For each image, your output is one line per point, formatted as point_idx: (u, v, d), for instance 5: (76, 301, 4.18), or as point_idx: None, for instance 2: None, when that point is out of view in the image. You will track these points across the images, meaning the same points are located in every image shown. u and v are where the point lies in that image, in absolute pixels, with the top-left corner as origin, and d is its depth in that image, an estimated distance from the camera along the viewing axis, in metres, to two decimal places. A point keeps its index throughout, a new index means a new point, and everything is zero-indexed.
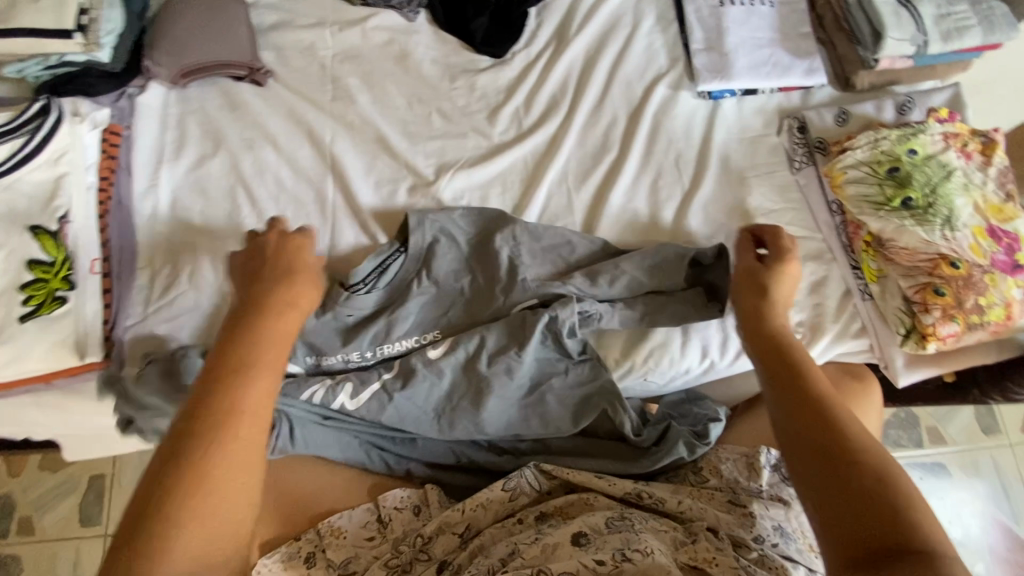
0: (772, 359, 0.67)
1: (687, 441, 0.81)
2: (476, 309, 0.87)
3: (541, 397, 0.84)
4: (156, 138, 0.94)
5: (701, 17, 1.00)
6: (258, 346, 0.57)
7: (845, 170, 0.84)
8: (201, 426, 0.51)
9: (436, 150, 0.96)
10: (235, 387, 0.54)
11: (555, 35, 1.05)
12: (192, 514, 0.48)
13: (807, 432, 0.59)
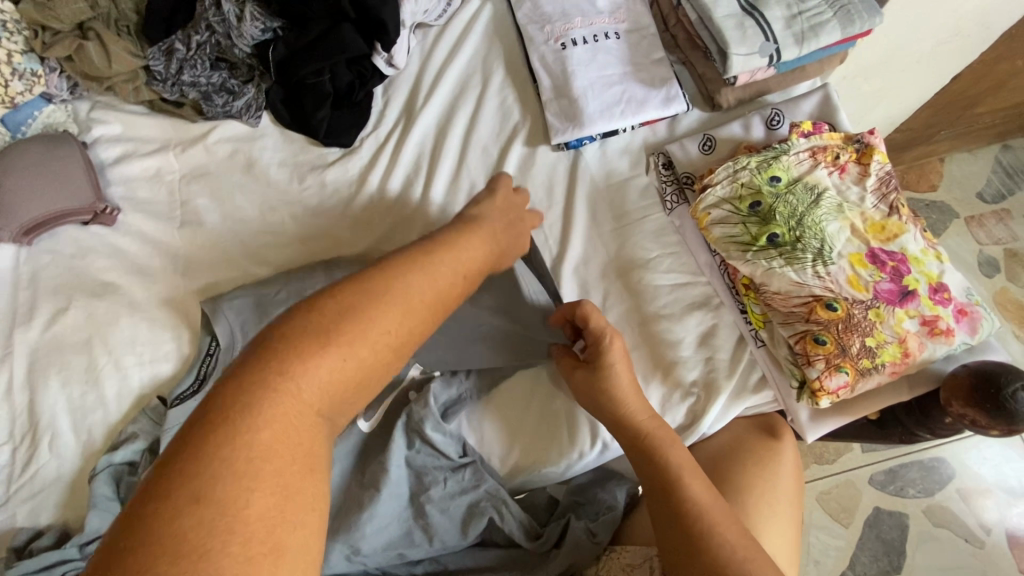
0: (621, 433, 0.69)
1: (580, 538, 0.74)
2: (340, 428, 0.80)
3: (422, 516, 0.75)
4: (9, 303, 0.92)
5: (546, 63, 0.94)
6: (405, 285, 0.57)
7: (708, 211, 0.76)
8: (281, 367, 0.48)
9: (292, 259, 0.91)
10: (341, 324, 0.52)
11: (404, 111, 1.00)
12: (350, 353, 0.51)
13: (658, 500, 0.64)
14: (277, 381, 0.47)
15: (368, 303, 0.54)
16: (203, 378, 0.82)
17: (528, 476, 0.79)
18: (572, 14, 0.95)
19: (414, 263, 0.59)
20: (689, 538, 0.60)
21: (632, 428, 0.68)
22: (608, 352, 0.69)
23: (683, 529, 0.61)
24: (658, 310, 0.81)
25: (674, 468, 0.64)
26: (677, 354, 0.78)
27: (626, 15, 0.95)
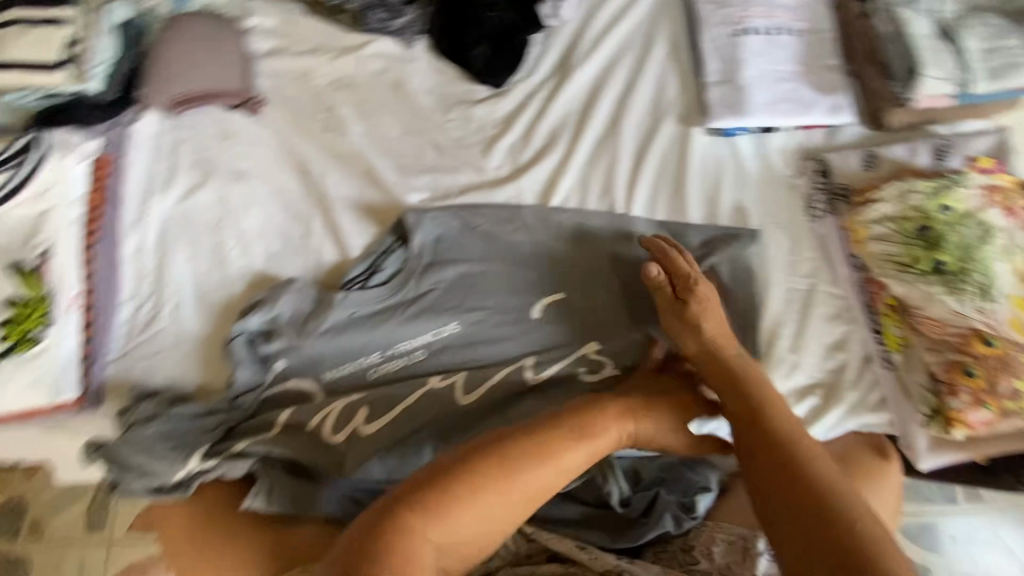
0: (724, 380, 0.69)
1: (675, 515, 0.76)
2: (469, 354, 0.82)
3: None
4: (148, 169, 0.93)
5: (717, 46, 0.92)
6: (580, 443, 0.67)
7: (869, 226, 0.76)
8: (476, 481, 0.61)
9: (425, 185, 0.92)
10: (535, 467, 0.64)
11: (559, 63, 0.98)
12: (498, 472, 0.62)
13: (760, 463, 0.60)
14: (439, 503, 0.59)
15: (517, 474, 0.63)
16: (375, 269, 0.85)
17: (626, 442, 0.81)
18: (754, 1, 0.93)
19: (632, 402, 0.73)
20: (800, 485, 0.57)
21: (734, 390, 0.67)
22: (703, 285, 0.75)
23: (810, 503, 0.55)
24: (790, 314, 0.81)
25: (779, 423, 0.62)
26: (802, 357, 0.78)
27: (808, 13, 0.93)
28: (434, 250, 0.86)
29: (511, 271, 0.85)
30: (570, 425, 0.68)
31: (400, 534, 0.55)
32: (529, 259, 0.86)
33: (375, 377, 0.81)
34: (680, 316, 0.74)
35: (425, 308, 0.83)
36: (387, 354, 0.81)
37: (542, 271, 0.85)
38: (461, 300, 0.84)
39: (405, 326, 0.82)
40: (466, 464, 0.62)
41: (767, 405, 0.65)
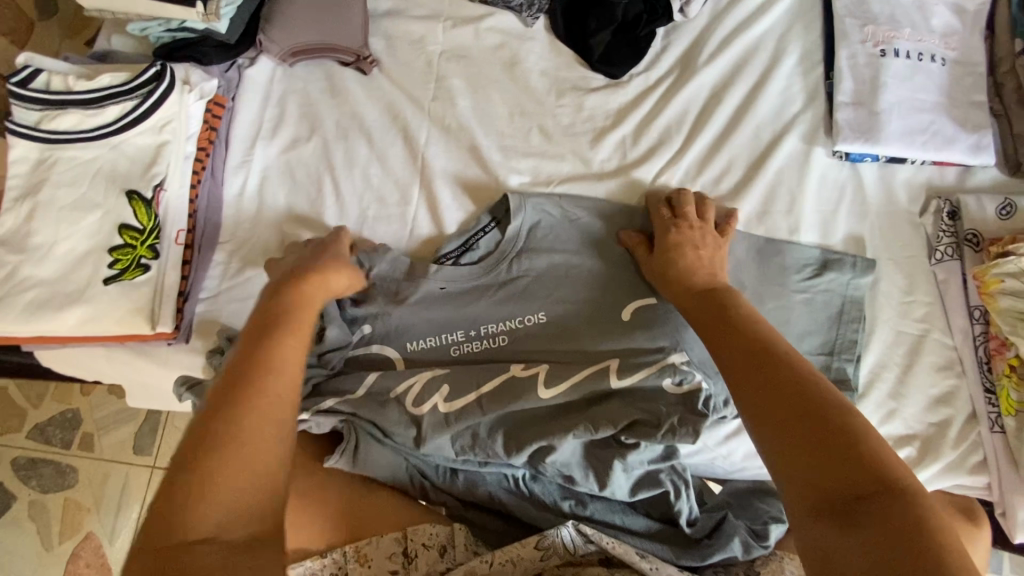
0: (724, 331, 0.64)
1: (745, 540, 0.72)
2: (549, 344, 0.80)
3: (603, 463, 0.75)
4: (257, 114, 0.94)
5: (854, 65, 0.87)
6: (283, 345, 0.60)
7: (1002, 278, 0.72)
8: (209, 435, 0.51)
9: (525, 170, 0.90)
10: (265, 371, 0.57)
11: (680, 61, 0.95)
12: (244, 400, 0.54)
13: (751, 388, 0.57)
14: (195, 484, 0.49)
15: (219, 424, 0.52)
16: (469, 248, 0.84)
17: (700, 461, 0.80)
18: (902, 22, 0.88)
19: (722, 305, 0.68)
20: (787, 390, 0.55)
21: (724, 332, 0.64)
22: (687, 233, 0.77)
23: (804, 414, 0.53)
24: (897, 358, 0.77)
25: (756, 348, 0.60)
26: (904, 405, 0.75)
27: (959, 43, 0.87)
28: (529, 236, 0.84)
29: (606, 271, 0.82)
30: (257, 356, 0.58)
31: (178, 512, 0.48)
32: (629, 258, 0.83)
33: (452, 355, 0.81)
34: (667, 254, 0.76)
35: (512, 294, 0.82)
36: (468, 334, 0.81)
37: (640, 274, 0.82)
38: (552, 291, 0.82)
39: (491, 308, 0.81)
40: (218, 404, 0.54)
41: (767, 336, 0.61)
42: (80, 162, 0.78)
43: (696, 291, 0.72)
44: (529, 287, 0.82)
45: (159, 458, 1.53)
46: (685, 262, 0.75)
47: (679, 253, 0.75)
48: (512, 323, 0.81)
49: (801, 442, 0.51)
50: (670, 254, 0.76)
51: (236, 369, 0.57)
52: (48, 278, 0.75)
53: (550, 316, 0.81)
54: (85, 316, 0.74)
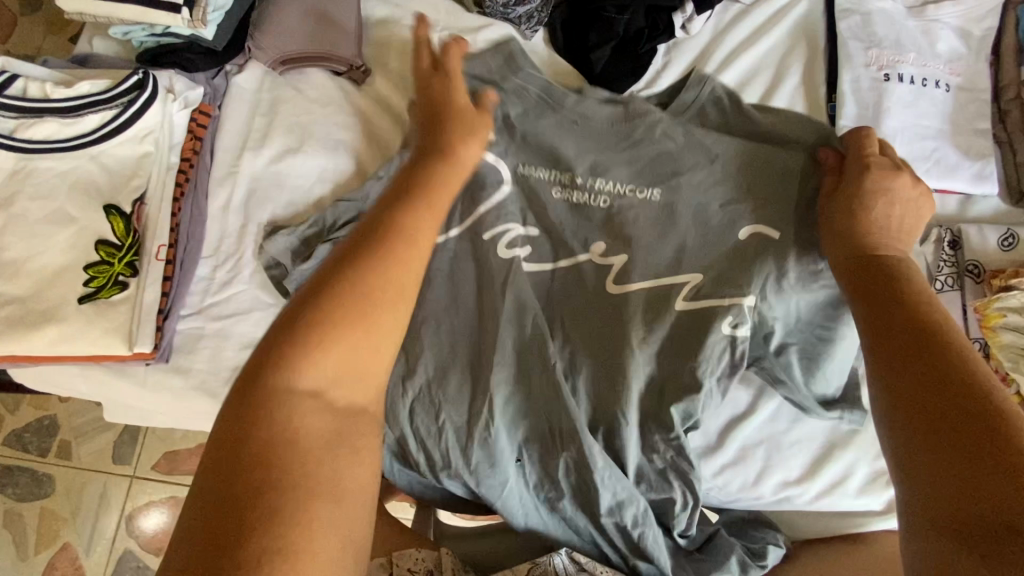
0: (867, 275, 0.60)
1: (741, 560, 0.73)
2: (556, 368, 0.77)
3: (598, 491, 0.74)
4: (245, 123, 0.90)
5: (858, 88, 0.85)
6: (415, 232, 0.55)
7: (1004, 312, 0.73)
8: (319, 319, 0.48)
9: (529, 167, 0.83)
10: (350, 268, 0.51)
11: (681, 79, 0.93)
12: (348, 309, 0.48)
13: (896, 337, 0.51)
14: (279, 355, 0.46)
15: (352, 276, 0.50)
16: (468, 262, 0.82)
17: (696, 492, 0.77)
18: (907, 46, 0.86)
19: (889, 260, 0.61)
20: (929, 343, 0.49)
21: (853, 279, 0.60)
22: (868, 166, 0.67)
23: (949, 373, 0.46)
24: None
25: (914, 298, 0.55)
26: None
27: (964, 68, 0.86)
28: (564, 231, 0.82)
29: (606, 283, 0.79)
30: (379, 257, 0.52)
31: (267, 392, 0.45)
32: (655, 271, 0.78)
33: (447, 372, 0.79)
34: (839, 199, 0.67)
35: (520, 312, 0.79)
36: (467, 346, 0.80)
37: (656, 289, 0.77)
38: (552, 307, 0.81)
39: (500, 324, 0.79)
40: (307, 305, 0.49)
41: (945, 321, 0.51)
42: (55, 173, 0.75)
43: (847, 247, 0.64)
44: (534, 305, 0.79)
45: (140, 466, 1.49)
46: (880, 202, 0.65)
47: (865, 214, 0.65)
48: (508, 338, 0.78)
49: (920, 399, 0.46)
50: (852, 199, 0.66)
51: (326, 275, 0.51)
52: (20, 296, 0.71)
53: (545, 331, 0.78)
54: (58, 336, 0.70)
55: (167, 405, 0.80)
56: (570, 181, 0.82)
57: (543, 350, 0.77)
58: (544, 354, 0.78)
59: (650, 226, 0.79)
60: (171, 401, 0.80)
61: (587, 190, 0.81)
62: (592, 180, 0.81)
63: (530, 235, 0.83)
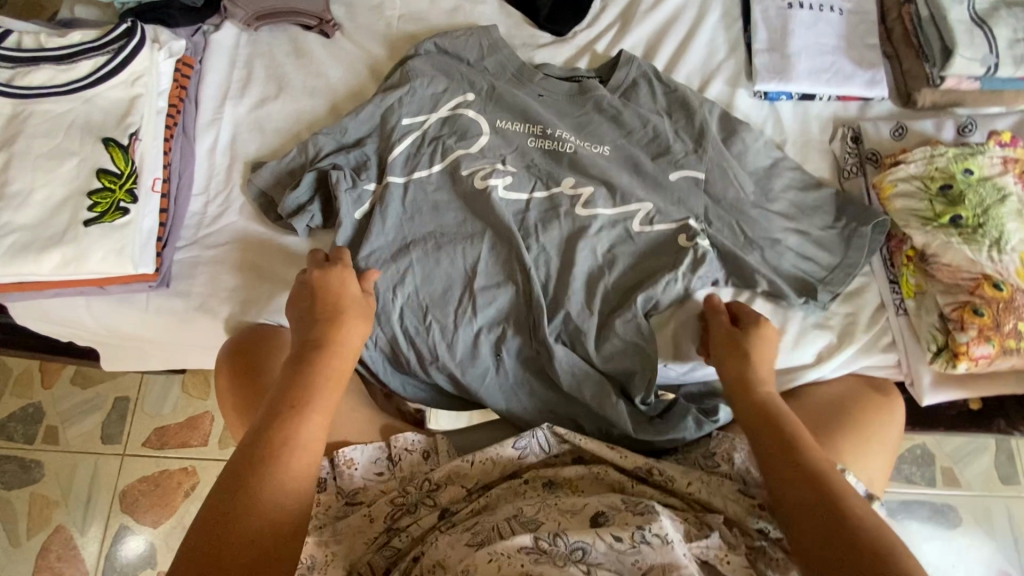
0: (765, 427, 0.68)
1: (696, 418, 0.81)
2: (532, 268, 0.86)
3: (579, 370, 0.82)
4: (225, 76, 0.98)
5: (768, 17, 0.99)
6: (312, 379, 0.67)
7: (896, 183, 0.86)
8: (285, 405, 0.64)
9: (504, 120, 0.93)
10: (305, 401, 0.65)
11: (618, 19, 1.05)
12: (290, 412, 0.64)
13: (807, 500, 0.61)
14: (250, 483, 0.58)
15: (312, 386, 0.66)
16: (443, 182, 0.90)
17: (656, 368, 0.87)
18: None
19: (779, 412, 0.69)
20: (856, 541, 0.56)
21: (781, 438, 0.66)
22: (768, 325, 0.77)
23: (830, 506, 0.59)
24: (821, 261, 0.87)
25: (813, 461, 0.63)
26: (827, 292, 0.85)
27: None
28: (531, 162, 0.91)
29: (577, 208, 0.88)
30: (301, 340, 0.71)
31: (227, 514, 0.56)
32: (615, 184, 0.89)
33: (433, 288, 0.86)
34: (733, 351, 0.76)
35: (496, 220, 0.87)
36: (450, 262, 0.87)
37: (614, 199, 0.89)
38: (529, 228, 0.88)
39: (479, 235, 0.88)
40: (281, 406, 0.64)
41: (846, 490, 0.61)
42: (53, 114, 0.81)
43: (750, 395, 0.71)
44: (512, 217, 0.88)
45: (129, 445, 1.52)
46: (755, 346, 0.75)
47: (750, 364, 0.74)
48: (489, 254, 0.87)
49: None
50: (745, 351, 0.75)
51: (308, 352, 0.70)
52: (26, 224, 0.77)
53: (522, 246, 0.86)
54: (66, 258, 0.76)
55: (170, 328, 0.87)
56: (543, 133, 0.92)
57: (522, 256, 0.86)
58: (529, 256, 0.87)
59: (610, 166, 0.91)
60: (174, 324, 0.86)
61: (555, 139, 0.92)
62: (558, 132, 0.92)
63: (505, 171, 0.90)
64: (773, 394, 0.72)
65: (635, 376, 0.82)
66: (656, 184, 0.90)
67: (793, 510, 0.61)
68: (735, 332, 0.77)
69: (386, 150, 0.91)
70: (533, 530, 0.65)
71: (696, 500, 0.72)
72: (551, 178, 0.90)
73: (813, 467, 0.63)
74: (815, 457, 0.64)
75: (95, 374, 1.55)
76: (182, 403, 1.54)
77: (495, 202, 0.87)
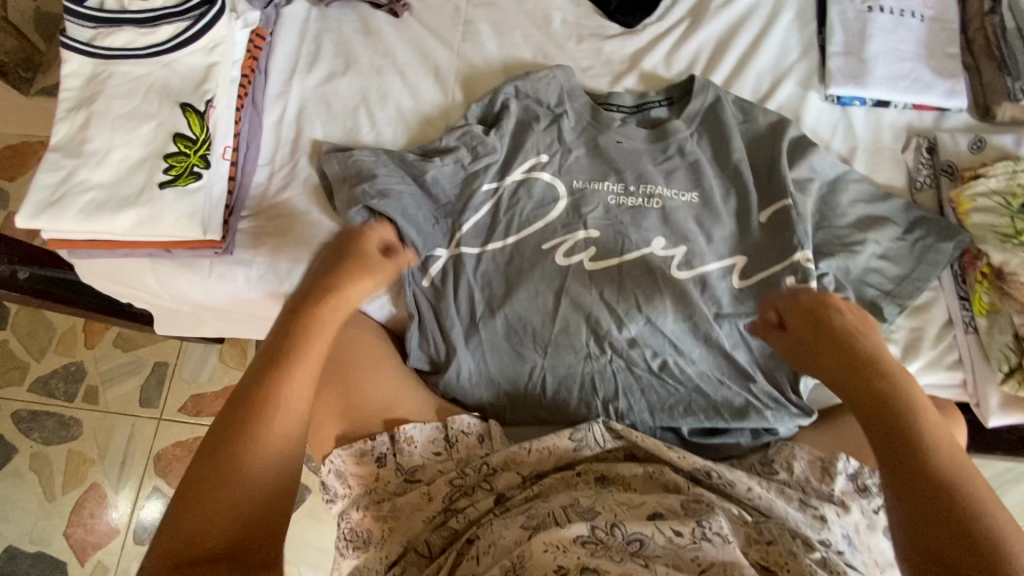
0: (878, 416, 0.64)
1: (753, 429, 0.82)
2: (603, 278, 0.86)
3: (654, 383, 0.83)
4: (294, 49, 0.99)
5: (845, 19, 0.97)
6: (298, 346, 0.68)
7: (974, 198, 0.85)
8: (273, 366, 0.66)
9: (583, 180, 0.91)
10: (285, 374, 0.65)
11: (690, 14, 1.03)
12: (268, 373, 0.65)
13: (920, 498, 0.58)
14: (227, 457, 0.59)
15: (292, 359, 0.67)
16: (515, 197, 0.90)
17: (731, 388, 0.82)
18: None
19: (878, 391, 0.65)
20: (954, 521, 0.56)
21: (880, 424, 0.63)
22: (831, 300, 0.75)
23: (934, 494, 0.57)
24: (890, 273, 0.86)
25: (924, 437, 0.61)
26: (894, 304, 0.84)
27: (936, 2, 0.97)
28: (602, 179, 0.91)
29: (671, 271, 0.86)
30: (295, 311, 0.72)
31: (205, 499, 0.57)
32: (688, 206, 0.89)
33: (518, 350, 0.85)
34: (815, 347, 0.71)
35: (570, 230, 0.88)
36: (522, 265, 0.87)
37: (684, 218, 0.88)
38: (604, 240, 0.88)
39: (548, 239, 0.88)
40: (261, 369, 0.66)
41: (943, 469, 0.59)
42: (133, 76, 0.82)
43: (857, 386, 0.66)
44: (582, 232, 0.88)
45: (165, 410, 1.54)
46: (861, 344, 0.70)
47: (850, 344, 0.70)
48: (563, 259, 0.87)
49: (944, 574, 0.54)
50: (837, 341, 0.70)
51: (294, 318, 0.71)
52: (103, 184, 0.78)
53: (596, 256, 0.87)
54: (141, 219, 0.78)
55: (231, 296, 0.88)
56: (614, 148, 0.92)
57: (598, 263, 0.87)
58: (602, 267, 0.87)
59: (698, 220, 0.88)
60: (236, 292, 0.87)
61: (640, 194, 0.90)
62: (643, 186, 0.90)
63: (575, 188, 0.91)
64: (895, 371, 0.67)
65: (710, 397, 0.82)
66: (728, 210, 0.89)
67: (899, 496, 0.59)
68: (853, 328, 0.72)
69: (458, 223, 0.89)
70: (589, 519, 0.65)
71: (756, 507, 0.71)
72: (622, 196, 0.90)
73: (934, 436, 0.61)
74: (924, 436, 0.61)
75: (135, 339, 1.58)
76: (218, 372, 1.56)
77: (566, 214, 0.89)
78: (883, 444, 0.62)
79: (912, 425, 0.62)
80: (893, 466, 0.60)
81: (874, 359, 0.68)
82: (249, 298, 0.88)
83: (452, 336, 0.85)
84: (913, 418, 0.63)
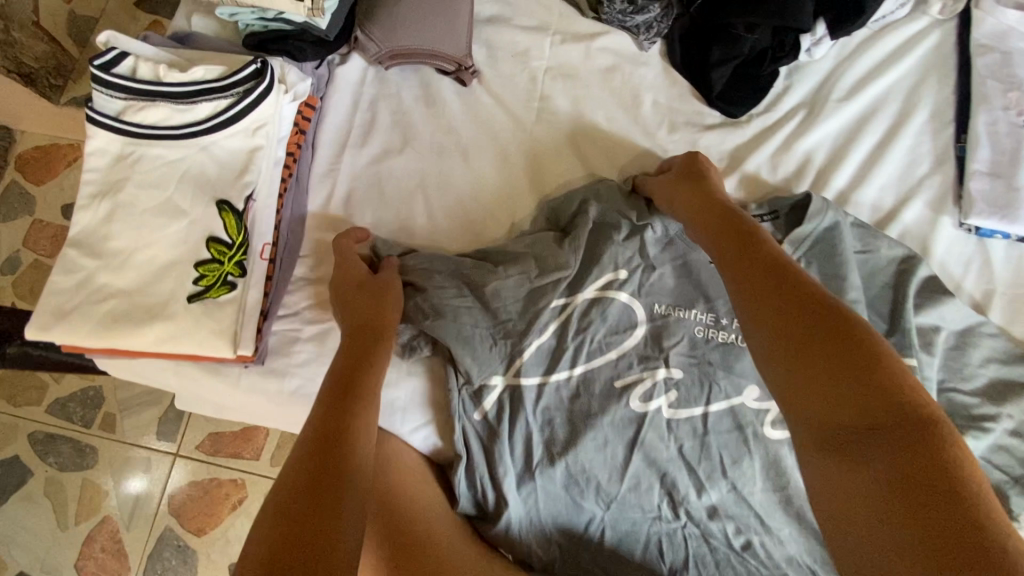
0: (838, 356, 0.53)
1: None
2: (683, 430, 0.75)
3: (734, 560, 0.73)
4: (347, 118, 0.87)
5: (994, 131, 0.82)
6: (360, 375, 0.68)
7: None
8: (346, 393, 0.65)
9: (666, 305, 0.78)
10: (349, 414, 0.63)
11: (803, 105, 0.89)
12: (328, 431, 0.61)
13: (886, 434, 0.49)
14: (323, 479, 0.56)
15: (350, 398, 0.64)
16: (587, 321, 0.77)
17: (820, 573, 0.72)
18: None
19: (857, 369, 0.52)
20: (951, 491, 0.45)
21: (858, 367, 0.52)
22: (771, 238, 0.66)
23: (924, 434, 0.48)
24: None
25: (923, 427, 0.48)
26: None
27: None
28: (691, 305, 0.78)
29: (764, 431, 0.74)
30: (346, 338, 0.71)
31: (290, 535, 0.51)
32: None
33: (586, 500, 0.74)
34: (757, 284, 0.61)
35: (650, 367, 0.76)
36: (590, 406, 0.75)
37: None
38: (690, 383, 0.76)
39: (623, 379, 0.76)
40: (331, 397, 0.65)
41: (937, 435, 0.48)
42: (164, 162, 0.72)
43: (812, 314, 0.57)
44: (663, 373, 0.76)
45: (182, 445, 1.49)
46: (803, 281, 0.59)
47: (797, 286, 0.59)
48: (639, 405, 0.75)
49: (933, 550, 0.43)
50: (787, 283, 0.60)
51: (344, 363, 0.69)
52: (125, 291, 0.69)
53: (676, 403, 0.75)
54: (163, 336, 0.67)
55: (262, 407, 0.79)
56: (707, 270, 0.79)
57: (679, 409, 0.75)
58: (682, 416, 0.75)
59: None
60: (266, 404, 0.78)
61: (733, 329, 0.77)
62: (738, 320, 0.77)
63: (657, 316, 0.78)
64: (864, 342, 0.54)
65: None
66: None
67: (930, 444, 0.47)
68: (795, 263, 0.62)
69: (517, 348, 0.75)
70: None
71: None
72: (712, 331, 0.77)
73: (923, 422, 0.49)
74: (899, 398, 0.50)
75: None
76: None
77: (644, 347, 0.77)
78: (831, 434, 0.51)
79: (886, 395, 0.51)
80: (837, 368, 0.53)
81: (857, 335, 0.54)
82: (280, 411, 0.78)
83: (503, 483, 0.74)
84: (880, 376, 0.52)
